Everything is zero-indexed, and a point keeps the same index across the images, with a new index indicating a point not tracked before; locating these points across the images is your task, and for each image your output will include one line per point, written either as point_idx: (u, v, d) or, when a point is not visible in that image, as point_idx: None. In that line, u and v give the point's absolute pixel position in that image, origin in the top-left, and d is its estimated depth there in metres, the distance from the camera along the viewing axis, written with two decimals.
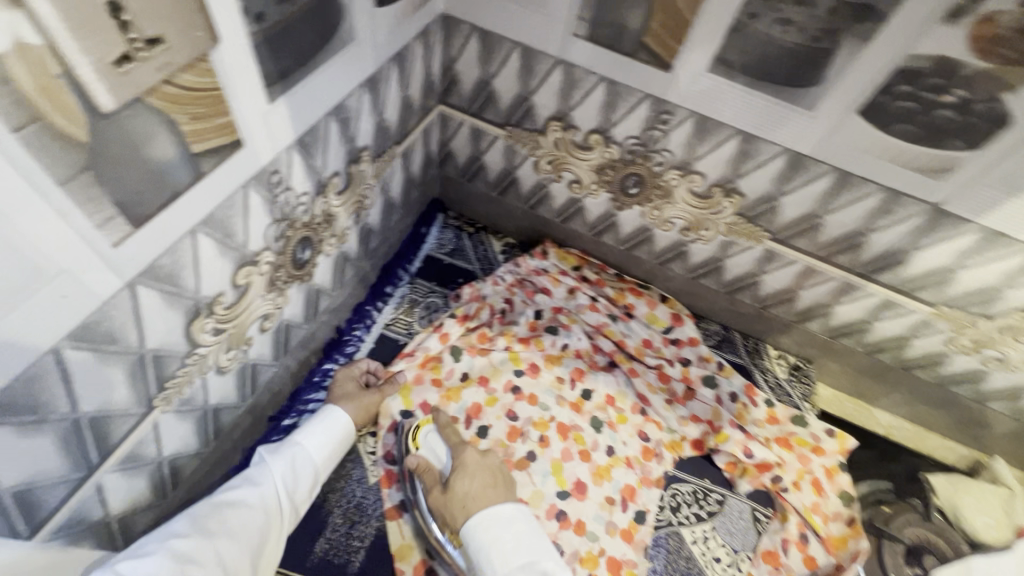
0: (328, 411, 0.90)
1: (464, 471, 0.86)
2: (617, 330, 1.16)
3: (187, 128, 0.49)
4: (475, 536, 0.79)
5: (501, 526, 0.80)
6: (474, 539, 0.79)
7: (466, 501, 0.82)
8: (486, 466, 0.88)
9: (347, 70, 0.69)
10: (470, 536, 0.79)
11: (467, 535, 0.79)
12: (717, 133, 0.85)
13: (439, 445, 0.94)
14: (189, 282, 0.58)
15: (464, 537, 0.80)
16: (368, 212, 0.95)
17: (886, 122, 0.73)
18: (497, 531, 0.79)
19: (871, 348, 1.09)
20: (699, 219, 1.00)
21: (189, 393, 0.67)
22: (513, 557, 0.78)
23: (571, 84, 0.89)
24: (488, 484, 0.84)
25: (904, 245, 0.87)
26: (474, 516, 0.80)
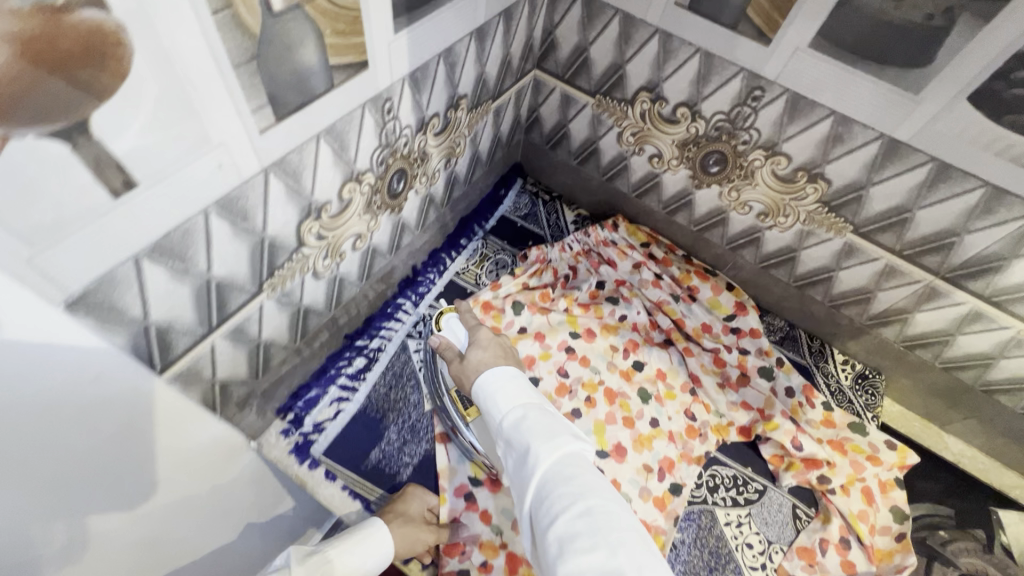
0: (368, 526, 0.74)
1: (481, 344, 0.87)
2: (677, 310, 1.17)
3: (329, 40, 0.57)
4: (486, 388, 0.72)
5: (505, 381, 0.72)
6: (484, 391, 0.72)
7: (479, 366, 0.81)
8: (500, 341, 0.87)
9: (461, 16, 0.76)
10: (480, 389, 0.73)
11: (478, 391, 0.73)
12: (810, 114, 0.84)
13: (459, 325, 0.94)
14: (307, 182, 0.67)
15: (475, 393, 0.74)
16: (457, 160, 1.03)
17: (997, 111, 0.70)
18: (504, 384, 0.72)
19: (950, 363, 1.03)
20: (779, 204, 0.99)
21: (290, 287, 0.77)
22: (519, 398, 0.69)
23: (666, 55, 0.91)
24: (498, 357, 0.82)
25: (1002, 251, 0.82)
26: (480, 372, 0.75)
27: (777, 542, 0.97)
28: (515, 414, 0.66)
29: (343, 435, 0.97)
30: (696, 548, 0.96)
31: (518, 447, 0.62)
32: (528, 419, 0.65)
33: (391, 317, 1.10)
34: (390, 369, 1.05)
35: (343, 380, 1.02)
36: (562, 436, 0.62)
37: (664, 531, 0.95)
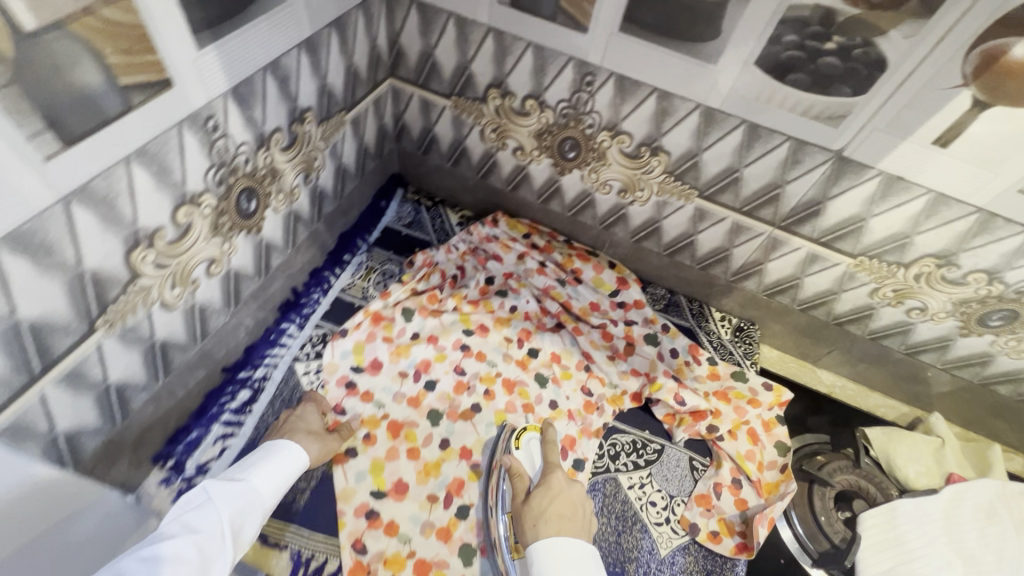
0: (281, 447, 0.86)
1: (546, 488, 0.85)
2: (564, 293, 1.22)
3: (114, 60, 0.55)
4: (547, 564, 0.76)
5: (568, 561, 0.76)
6: (541, 561, 0.77)
7: (539, 518, 0.81)
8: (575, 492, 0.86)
9: (280, 29, 0.76)
10: (536, 558, 0.77)
11: (536, 559, 0.77)
12: (636, 93, 0.91)
13: (537, 453, 0.97)
14: (127, 210, 0.65)
15: (530, 559, 0.78)
16: (319, 175, 1.02)
17: (781, 72, 0.79)
18: (569, 565, 0.76)
19: (806, 304, 1.13)
20: (633, 179, 1.06)
21: (133, 322, 0.73)
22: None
23: (503, 51, 0.95)
24: (562, 511, 0.81)
25: (817, 195, 0.92)
26: (545, 538, 0.78)
27: (678, 495, 1.03)
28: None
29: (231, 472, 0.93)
30: (604, 516, 0.99)
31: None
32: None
33: (275, 344, 1.06)
34: (278, 396, 1.01)
35: (226, 417, 0.96)
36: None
37: None
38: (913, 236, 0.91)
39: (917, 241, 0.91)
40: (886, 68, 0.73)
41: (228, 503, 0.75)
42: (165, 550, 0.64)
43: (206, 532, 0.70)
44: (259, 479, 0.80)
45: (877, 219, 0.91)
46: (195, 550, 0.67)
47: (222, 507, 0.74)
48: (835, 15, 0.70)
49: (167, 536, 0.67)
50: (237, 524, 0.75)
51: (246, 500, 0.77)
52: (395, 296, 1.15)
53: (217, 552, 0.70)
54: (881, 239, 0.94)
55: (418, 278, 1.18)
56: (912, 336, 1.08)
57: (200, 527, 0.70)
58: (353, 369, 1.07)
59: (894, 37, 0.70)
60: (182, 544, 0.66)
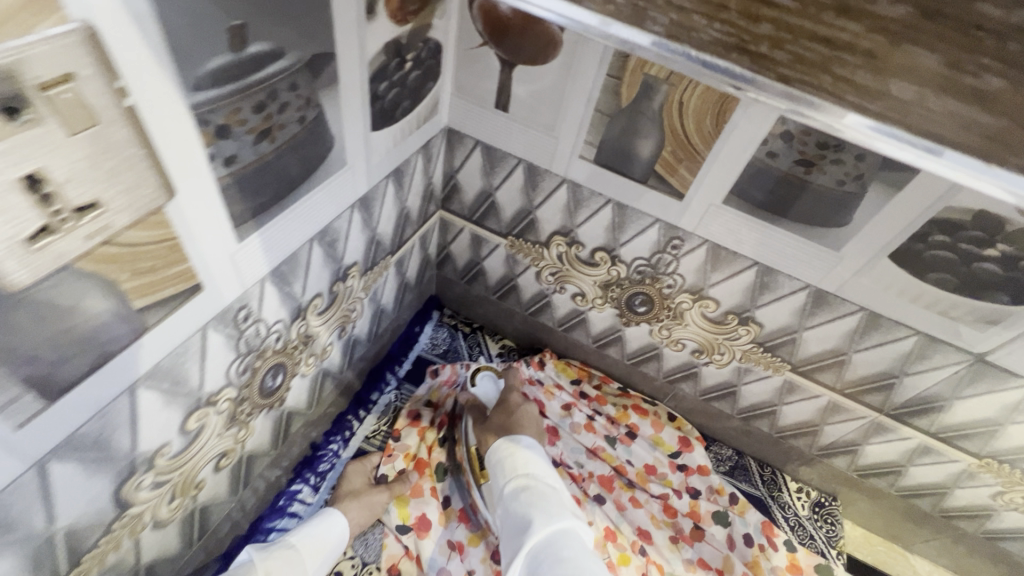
0: (324, 513, 0.85)
1: (504, 410, 0.97)
2: (616, 454, 1.07)
3: (127, 285, 0.42)
4: (504, 452, 0.87)
5: (523, 450, 0.86)
6: (499, 456, 0.87)
7: (496, 434, 0.92)
8: (527, 408, 0.97)
9: (336, 194, 0.64)
10: (495, 453, 0.87)
11: (494, 456, 0.87)
12: (732, 264, 0.79)
13: (493, 387, 1.05)
14: (123, 442, 0.50)
15: (489, 458, 0.89)
16: (355, 324, 0.88)
17: (921, 270, 0.67)
18: (521, 454, 0.85)
19: (907, 491, 0.97)
20: (712, 342, 0.92)
21: (114, 560, 0.57)
22: (530, 467, 0.84)
23: (577, 202, 0.84)
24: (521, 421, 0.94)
25: (942, 392, 0.78)
26: (496, 443, 0.89)
27: None
28: (519, 484, 0.82)
29: None
30: None
31: (517, 520, 0.77)
32: (529, 492, 0.80)
33: (285, 513, 0.90)
34: None
35: None
36: (557, 513, 0.75)
37: None
38: None
39: None
40: None
41: (265, 560, 0.74)
42: None
43: None
44: (309, 543, 0.79)
45: (1017, 427, 0.76)
46: None
47: (258, 568, 0.73)
48: (1004, 223, 0.58)
49: None
50: None
51: (285, 563, 0.76)
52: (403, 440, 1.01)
53: None
54: (1019, 446, 0.79)
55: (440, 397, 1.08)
56: None
57: (241, 573, 0.72)
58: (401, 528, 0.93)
59: None
60: None
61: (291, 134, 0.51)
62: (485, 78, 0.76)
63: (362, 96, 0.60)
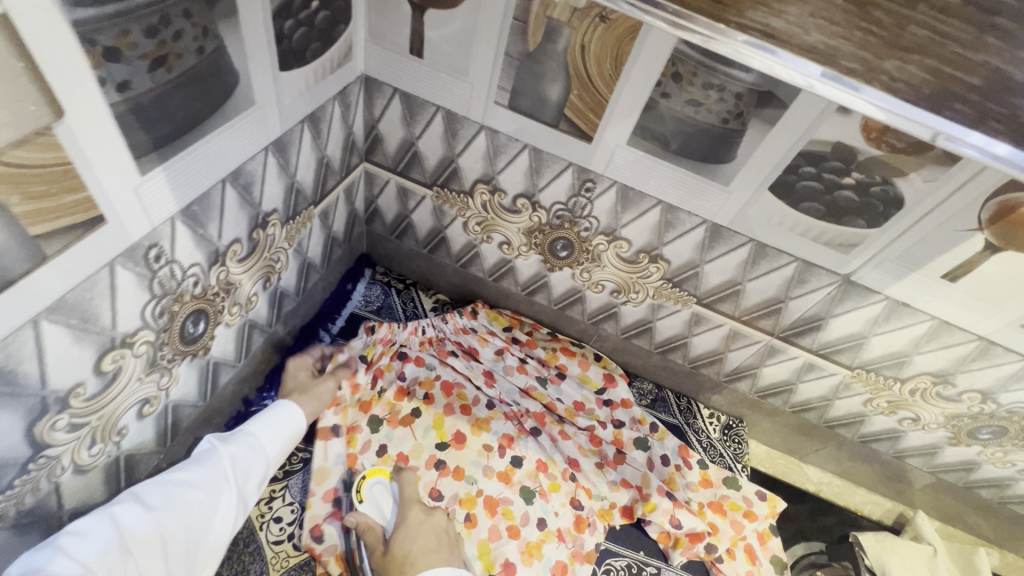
0: (277, 406, 0.88)
1: (405, 528, 0.90)
2: (547, 394, 1.14)
3: (21, 209, 0.42)
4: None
5: None
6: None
7: (404, 561, 0.86)
8: (431, 525, 0.92)
9: (246, 134, 0.64)
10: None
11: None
12: (639, 203, 0.85)
13: (385, 500, 0.96)
14: (30, 378, 0.50)
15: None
16: (281, 275, 0.89)
17: (795, 200, 0.75)
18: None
19: (798, 407, 1.10)
20: (628, 282, 1.00)
21: (32, 502, 0.57)
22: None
23: (495, 149, 0.87)
24: (430, 545, 0.89)
25: (819, 312, 0.89)
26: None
27: None
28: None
29: None
30: None
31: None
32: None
33: None
34: None
35: None
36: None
37: None
38: (912, 356, 0.89)
39: (917, 361, 0.89)
40: (902, 205, 0.71)
41: (229, 445, 0.77)
42: (180, 477, 0.71)
43: (213, 475, 0.73)
44: (269, 431, 0.83)
45: (878, 338, 0.89)
46: (201, 479, 0.72)
47: (224, 452, 0.77)
48: (856, 152, 0.67)
49: (176, 469, 0.72)
50: (242, 473, 0.77)
51: (249, 452, 0.79)
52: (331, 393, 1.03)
53: (219, 485, 0.73)
54: (881, 355, 0.92)
55: (376, 358, 1.09)
56: (902, 442, 1.06)
57: (206, 461, 0.75)
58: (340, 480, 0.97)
59: (912, 179, 0.68)
60: (189, 475, 0.71)
61: (189, 65, 0.51)
62: (397, 22, 0.77)
63: (266, 32, 0.60)
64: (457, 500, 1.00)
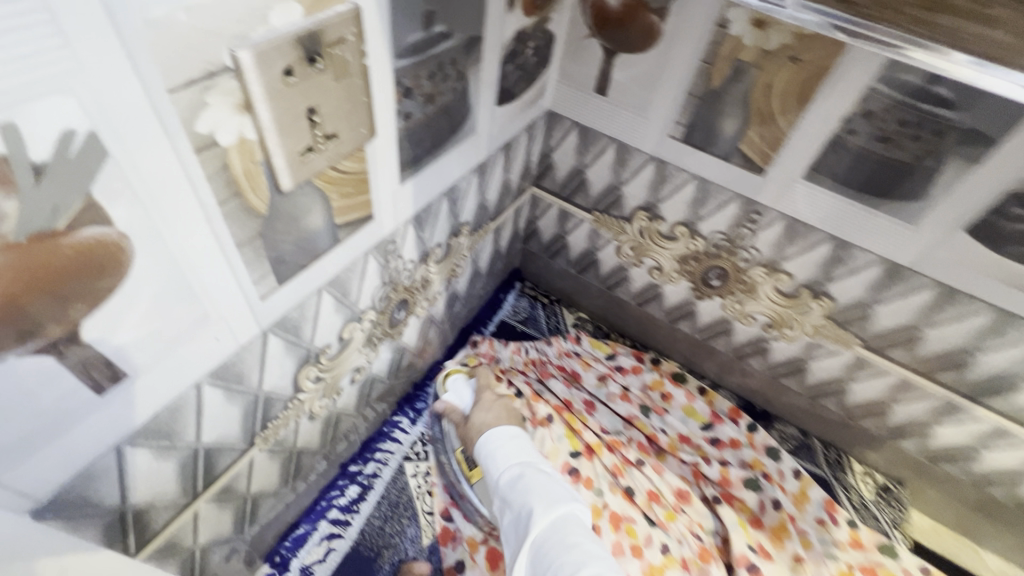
0: None
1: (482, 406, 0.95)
2: (650, 424, 1.12)
3: (336, 204, 0.56)
4: (486, 447, 0.85)
5: (511, 441, 0.85)
6: (486, 448, 0.85)
7: (482, 425, 0.90)
8: (503, 404, 0.96)
9: (463, 157, 0.77)
10: (483, 447, 0.85)
11: (479, 450, 0.85)
12: (808, 237, 0.85)
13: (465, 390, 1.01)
14: (307, 333, 0.64)
15: (478, 448, 0.86)
16: (458, 279, 1.02)
17: (998, 243, 0.71)
18: (503, 441, 0.85)
19: (979, 478, 0.98)
20: (783, 316, 0.98)
21: (283, 434, 0.72)
22: (518, 455, 0.82)
23: (662, 179, 0.93)
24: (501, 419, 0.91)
25: (1017, 370, 0.81)
26: (491, 428, 0.88)
27: None
28: (511, 471, 0.79)
29: None
30: None
31: (518, 510, 0.75)
32: (526, 475, 0.78)
33: (389, 438, 1.05)
34: (386, 499, 0.98)
35: (334, 514, 0.94)
36: (558, 498, 0.74)
37: (636, 522, 0.98)
38: None
39: None
40: None
41: None
42: None
43: None
44: None
45: None
46: None
47: None
48: None
49: None
50: None
51: None
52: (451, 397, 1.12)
53: None
54: None
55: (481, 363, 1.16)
56: None
57: None
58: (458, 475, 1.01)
59: None
60: None
61: (444, 100, 0.64)
62: (588, 65, 0.88)
63: (494, 73, 0.73)
64: (584, 508, 1.00)
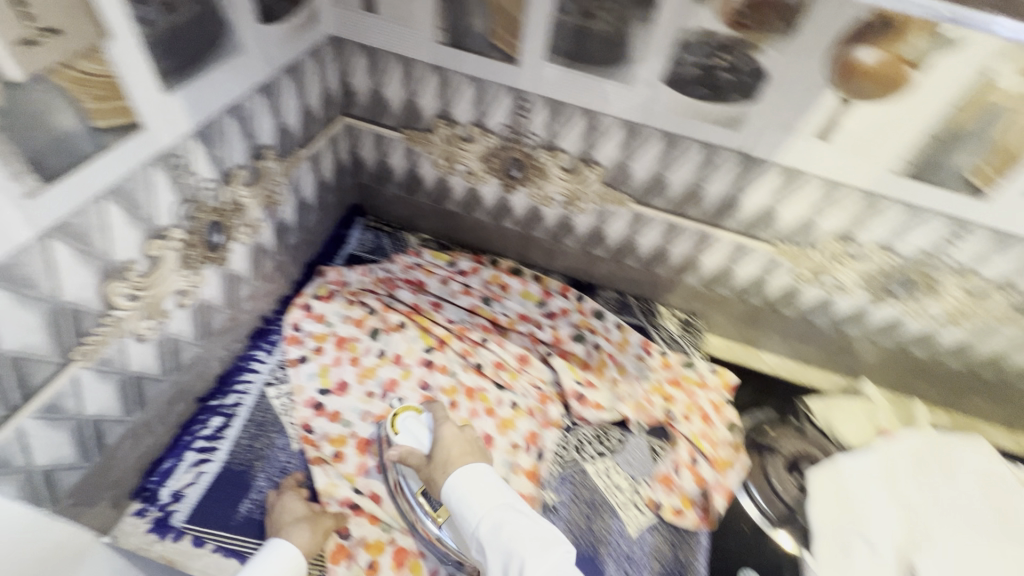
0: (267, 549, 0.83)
1: (441, 444, 0.91)
2: (491, 310, 1.27)
3: (89, 106, 0.62)
4: (456, 487, 0.83)
5: (482, 482, 0.84)
6: (455, 493, 0.83)
7: (445, 463, 0.87)
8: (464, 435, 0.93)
9: (238, 75, 0.83)
10: (451, 492, 0.83)
11: (450, 492, 0.83)
12: (566, 113, 1.03)
13: (421, 431, 0.96)
14: (100, 244, 0.69)
15: (446, 493, 0.84)
16: (282, 208, 1.08)
17: (685, 87, 0.92)
18: (471, 480, 0.83)
19: (741, 292, 1.25)
20: (574, 191, 1.17)
21: (108, 354, 0.76)
22: (491, 501, 0.81)
23: (445, 84, 1.06)
24: (464, 449, 0.90)
25: (732, 191, 1.05)
26: (457, 470, 0.85)
27: (642, 477, 1.07)
28: (487, 521, 0.78)
29: (205, 502, 0.93)
30: (575, 504, 1.03)
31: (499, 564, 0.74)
32: (505, 525, 0.77)
33: (247, 371, 1.10)
34: (251, 421, 1.04)
35: (199, 444, 0.99)
36: (535, 548, 0.74)
37: (486, 389, 1.15)
38: (816, 218, 1.04)
39: (820, 223, 1.05)
40: (765, 77, 0.87)
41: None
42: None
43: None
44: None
45: (784, 206, 1.04)
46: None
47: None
48: (717, 36, 0.84)
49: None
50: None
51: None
52: (307, 325, 1.19)
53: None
54: (791, 224, 1.07)
55: (332, 291, 1.25)
56: (833, 309, 1.20)
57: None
58: (319, 391, 1.11)
59: (768, 52, 0.84)
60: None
61: (190, 10, 0.71)
62: None
63: None
64: (441, 389, 1.14)
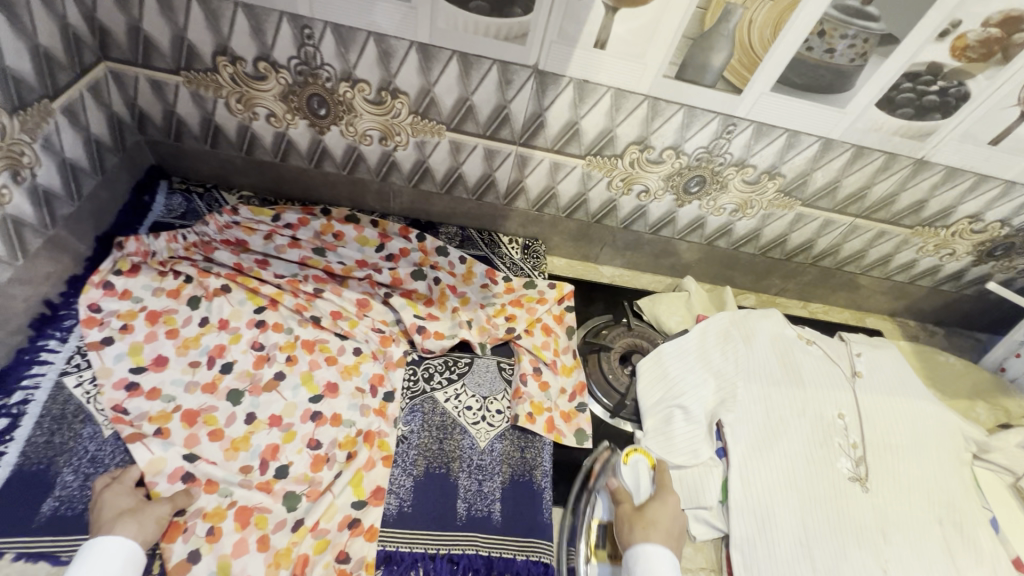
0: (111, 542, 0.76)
1: (658, 501, 0.93)
2: (324, 260, 1.23)
3: None
4: (643, 561, 0.83)
5: (658, 565, 0.83)
6: (640, 564, 0.83)
7: (649, 529, 0.88)
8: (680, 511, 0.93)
9: None
10: (635, 560, 0.84)
11: (635, 558, 0.84)
12: (355, 40, 0.98)
13: (642, 477, 1.01)
14: None
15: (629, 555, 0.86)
16: (34, 173, 0.95)
17: (464, 2, 0.91)
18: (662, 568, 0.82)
19: (568, 209, 1.31)
20: (388, 125, 1.13)
21: None
22: None
23: (213, 14, 0.96)
24: (666, 526, 0.89)
25: (536, 108, 1.08)
26: (645, 544, 0.86)
27: (489, 394, 1.14)
28: None
29: None
30: (426, 430, 1.06)
31: None
32: None
33: (33, 363, 0.96)
34: (46, 415, 0.93)
35: None
36: None
37: (327, 339, 1.13)
38: (615, 129, 1.11)
39: (619, 133, 1.12)
40: None
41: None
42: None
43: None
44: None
45: (585, 119, 1.09)
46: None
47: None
48: None
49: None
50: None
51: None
52: (108, 303, 1.07)
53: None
54: (595, 137, 1.13)
55: (136, 264, 1.13)
56: (649, 216, 1.32)
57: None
58: (132, 370, 1.01)
59: None
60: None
61: None
62: None
63: None
64: (277, 347, 1.09)
